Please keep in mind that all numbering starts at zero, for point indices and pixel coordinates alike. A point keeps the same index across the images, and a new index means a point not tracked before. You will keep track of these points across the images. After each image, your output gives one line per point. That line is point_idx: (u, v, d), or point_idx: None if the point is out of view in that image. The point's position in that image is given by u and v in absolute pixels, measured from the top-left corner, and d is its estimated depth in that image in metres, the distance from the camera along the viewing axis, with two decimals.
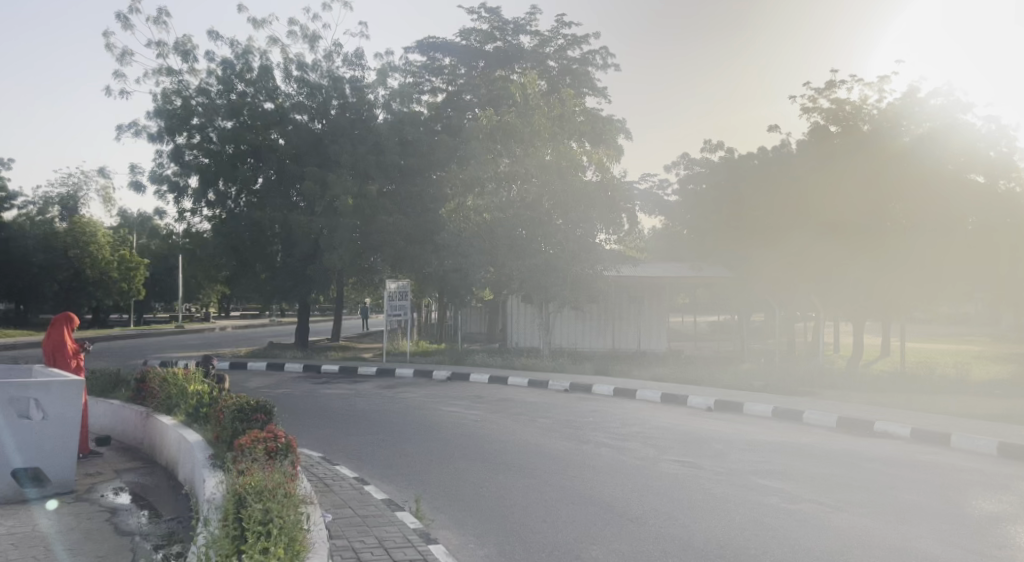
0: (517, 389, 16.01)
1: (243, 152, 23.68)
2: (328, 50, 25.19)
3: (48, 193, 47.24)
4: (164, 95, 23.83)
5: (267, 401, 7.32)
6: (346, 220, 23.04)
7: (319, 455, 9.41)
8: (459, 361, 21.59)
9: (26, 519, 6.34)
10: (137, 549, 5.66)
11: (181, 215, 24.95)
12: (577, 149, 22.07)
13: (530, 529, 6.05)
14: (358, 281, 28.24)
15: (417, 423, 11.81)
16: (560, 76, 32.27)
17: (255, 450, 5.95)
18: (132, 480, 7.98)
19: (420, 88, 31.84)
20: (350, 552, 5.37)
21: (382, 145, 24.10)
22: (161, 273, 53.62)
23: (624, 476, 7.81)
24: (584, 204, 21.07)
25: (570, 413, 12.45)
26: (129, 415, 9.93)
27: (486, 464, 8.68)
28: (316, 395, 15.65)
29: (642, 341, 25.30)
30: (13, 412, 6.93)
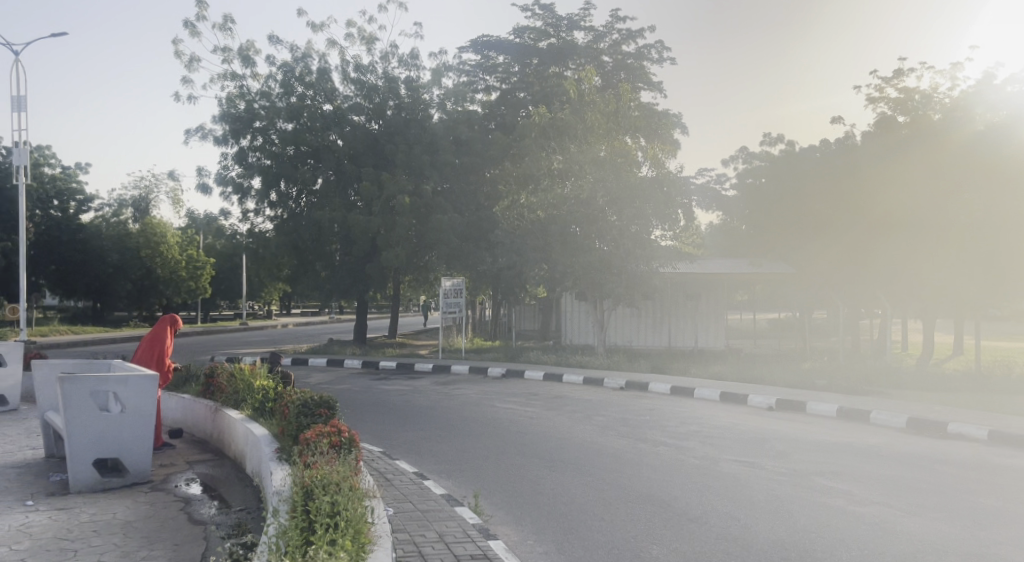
0: (573, 387, 15.99)
1: (303, 154, 24.34)
2: (384, 51, 25.63)
3: (122, 195, 49.17)
4: (229, 100, 24.58)
5: (330, 396, 7.50)
6: (403, 218, 23.39)
7: (379, 450, 9.59)
8: (514, 358, 21.66)
9: (104, 508, 6.63)
10: (210, 538, 5.89)
11: (245, 215, 25.66)
12: (633, 144, 21.91)
13: (588, 526, 6.07)
14: (414, 279, 28.63)
15: (473, 420, 11.91)
16: (614, 71, 32.12)
17: (320, 443, 6.13)
18: (203, 471, 8.30)
19: (474, 86, 32.08)
20: (411, 546, 5.49)
21: (437, 144, 24.45)
22: (226, 272, 55.19)
23: (684, 476, 7.74)
24: (640, 198, 20.60)
25: (628, 411, 12.40)
26: (198, 408, 10.31)
27: (543, 462, 8.71)
28: (374, 391, 15.91)
29: (699, 339, 24.93)
30: (94, 405, 7.25)
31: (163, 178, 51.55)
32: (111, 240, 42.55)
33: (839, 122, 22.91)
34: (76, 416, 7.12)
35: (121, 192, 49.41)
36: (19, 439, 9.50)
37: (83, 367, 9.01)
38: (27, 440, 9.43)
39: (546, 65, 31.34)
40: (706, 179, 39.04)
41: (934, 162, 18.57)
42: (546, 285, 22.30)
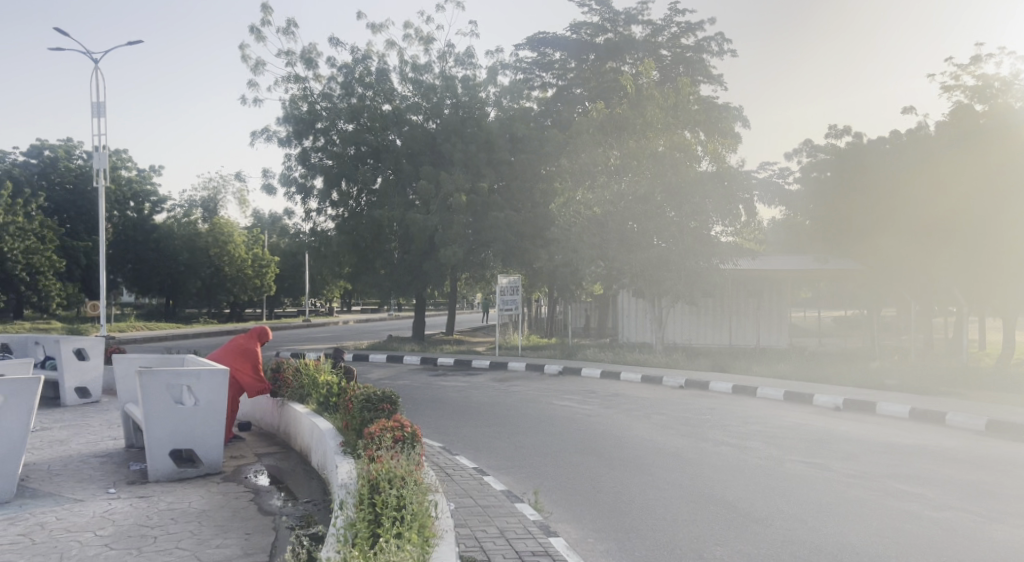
0: (632, 385, 15.88)
1: (364, 154, 24.87)
2: (441, 51, 25.84)
3: (192, 196, 50.94)
4: (292, 101, 25.05)
5: (393, 391, 7.63)
6: (460, 216, 23.56)
7: (439, 446, 9.72)
8: (571, 355, 21.67)
9: (179, 497, 6.89)
10: (278, 528, 6.07)
11: (307, 215, 26.24)
12: (692, 138, 21.60)
13: (650, 526, 6.05)
14: (471, 276, 28.83)
15: (533, 416, 11.94)
16: (673, 65, 31.65)
17: (383, 437, 6.27)
18: (271, 463, 8.56)
19: (530, 84, 32.05)
20: (473, 541, 5.55)
21: (493, 142, 24.65)
22: (290, 270, 56.58)
23: (747, 477, 7.63)
24: (700, 194, 20.30)
25: (690, 410, 12.25)
26: (267, 404, 10.59)
27: (603, 460, 8.69)
28: (433, 387, 16.08)
29: (761, 337, 24.41)
30: (170, 398, 7.56)
31: (230, 178, 53.11)
32: (181, 239, 44.11)
33: (911, 111, 22.09)
34: (154, 408, 7.43)
35: (191, 193, 51.12)
36: (100, 430, 9.94)
37: (160, 361, 9.39)
38: (108, 431, 9.86)
39: (603, 61, 31.10)
40: (769, 174, 38.27)
41: (1000, 157, 18.10)
42: (602, 282, 22.16)
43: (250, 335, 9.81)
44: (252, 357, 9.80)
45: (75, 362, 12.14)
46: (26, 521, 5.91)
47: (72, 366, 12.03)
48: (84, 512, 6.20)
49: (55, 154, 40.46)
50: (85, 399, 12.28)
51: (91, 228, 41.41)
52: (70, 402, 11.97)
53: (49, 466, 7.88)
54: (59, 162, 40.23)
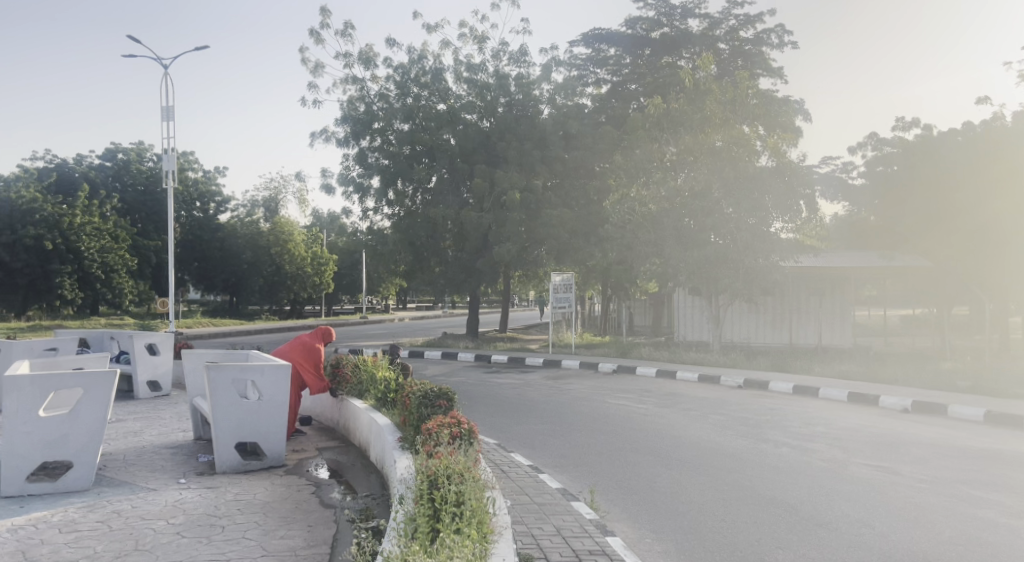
0: (689, 384, 15.70)
1: (418, 153, 25.08)
2: (495, 50, 25.88)
3: (254, 196, 52.33)
4: (349, 102, 25.46)
5: (450, 388, 7.67)
6: (512, 213, 23.63)
7: (495, 443, 9.77)
8: (626, 353, 21.55)
9: (245, 488, 7.10)
10: (339, 521, 6.20)
11: (364, 214, 26.66)
12: (752, 132, 21.17)
13: (709, 527, 5.98)
14: (524, 274, 28.92)
15: (587, 415, 11.90)
16: (732, 58, 31.05)
17: (441, 433, 6.33)
18: (331, 457, 8.74)
19: (584, 80, 31.69)
20: (530, 539, 5.57)
21: (547, 139, 24.67)
22: (347, 267, 57.52)
23: (809, 480, 7.46)
24: (758, 190, 19.89)
25: (749, 411, 12.03)
26: (327, 399, 10.82)
27: (659, 460, 8.61)
28: (487, 384, 16.17)
29: (823, 337, 23.82)
30: (236, 392, 7.78)
31: (290, 179, 54.31)
32: (245, 238, 45.33)
33: (984, 101, 21.20)
34: (221, 401, 7.67)
35: (254, 193, 52.49)
36: (171, 422, 10.31)
37: (226, 356, 9.67)
38: (178, 423, 10.23)
39: (659, 55, 30.72)
40: (831, 168, 37.27)
41: None
42: (657, 280, 21.86)
43: (315, 335, 9.99)
44: (316, 355, 10.01)
45: (147, 356, 12.62)
46: (104, 508, 6.17)
47: (145, 360, 12.51)
48: (157, 501, 6.45)
49: (128, 157, 42.07)
50: (157, 392, 12.75)
51: (161, 228, 42.98)
52: (142, 395, 12.45)
53: (125, 456, 8.21)
54: (131, 165, 41.85)
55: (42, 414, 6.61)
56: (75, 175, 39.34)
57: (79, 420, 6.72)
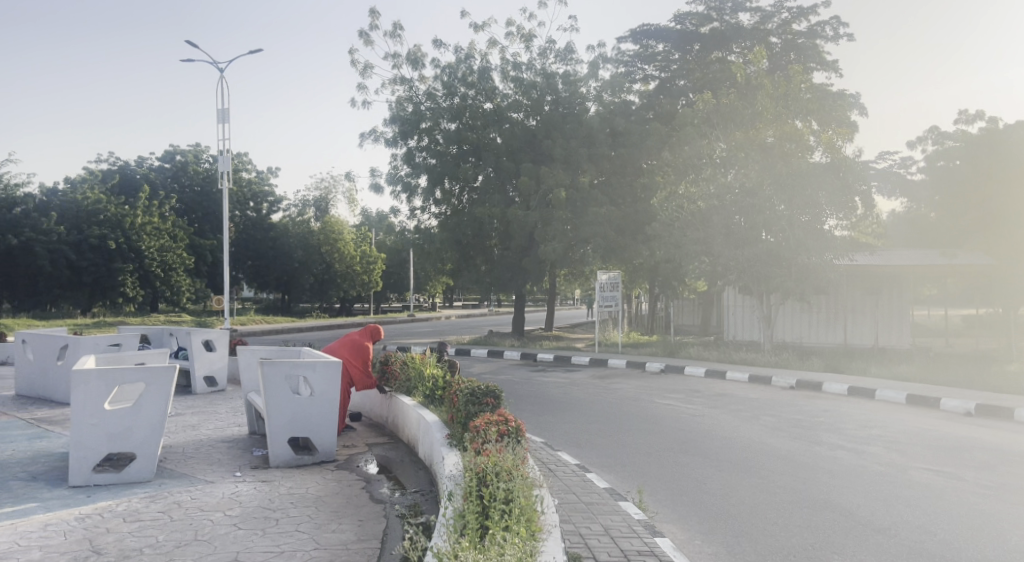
0: (739, 384, 15.46)
1: (465, 152, 25.17)
2: (542, 48, 25.84)
3: (305, 196, 53.31)
4: (398, 103, 25.73)
5: (497, 386, 7.70)
6: (559, 212, 23.55)
7: (542, 441, 9.77)
8: (674, 352, 21.33)
9: (298, 482, 7.25)
10: (389, 516, 6.29)
11: (412, 213, 26.92)
12: (805, 127, 20.70)
13: (761, 530, 5.89)
14: (570, 272, 28.86)
15: (634, 415, 11.81)
16: (784, 52, 30.45)
17: (488, 431, 6.36)
18: (380, 453, 8.86)
19: (632, 77, 31.42)
20: (578, 538, 5.57)
21: (594, 137, 24.57)
22: (394, 266, 58.13)
23: (864, 483, 7.30)
24: (813, 185, 19.23)
25: (801, 412, 11.79)
26: (376, 396, 10.97)
27: (708, 460, 8.51)
28: (533, 382, 16.18)
29: (880, 337, 23.20)
30: (289, 388, 7.94)
31: (340, 179, 55.15)
32: (296, 237, 46.23)
33: None
34: (274, 396, 7.84)
35: (305, 193, 53.50)
36: (226, 417, 10.57)
37: (279, 352, 9.88)
38: (233, 417, 10.49)
39: (708, 51, 30.33)
40: (888, 164, 36.31)
41: None
42: (706, 278, 21.60)
43: (365, 332, 10.15)
44: (364, 352, 10.12)
45: (204, 352, 12.96)
46: (165, 499, 6.36)
47: (202, 355, 12.86)
48: (215, 493, 6.62)
49: (186, 159, 43.35)
50: (213, 387, 13.07)
51: (216, 228, 44.14)
52: (199, 390, 12.78)
53: (184, 448, 8.46)
54: (189, 166, 43.08)
55: (108, 407, 6.85)
56: (136, 176, 40.73)
57: (142, 413, 6.96)
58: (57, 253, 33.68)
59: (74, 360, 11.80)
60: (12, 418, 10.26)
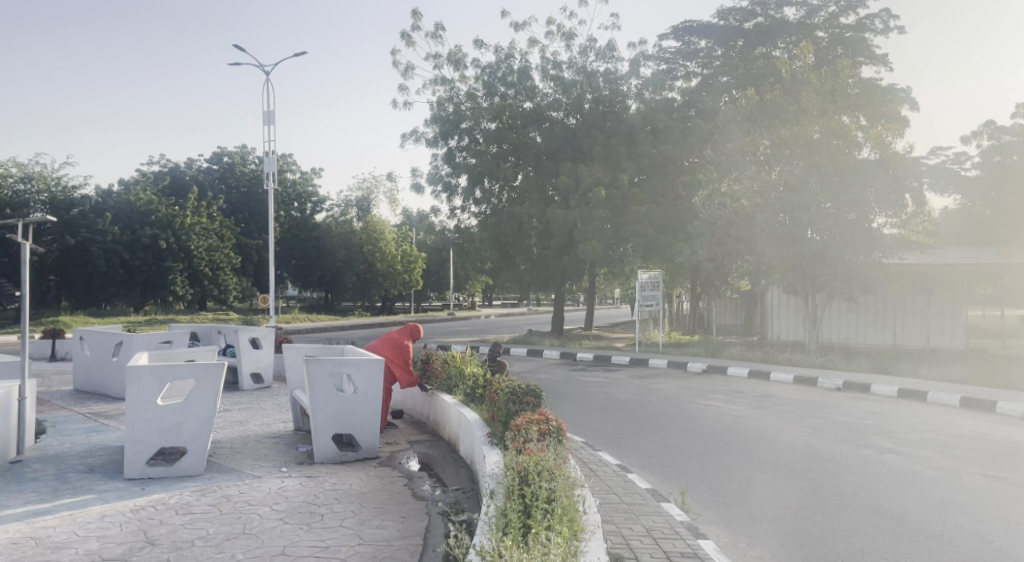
0: (783, 385, 15.21)
1: (505, 151, 25.23)
2: (582, 46, 25.73)
3: (348, 196, 53.98)
4: (439, 103, 25.94)
5: (537, 385, 7.68)
6: (599, 210, 23.45)
7: (583, 441, 9.73)
8: (717, 352, 21.08)
9: (343, 478, 7.34)
10: (431, 513, 6.33)
11: (453, 212, 27.06)
12: (853, 124, 20.25)
13: (808, 534, 5.78)
14: (611, 272, 28.70)
15: (676, 415, 11.70)
16: (831, 47, 29.85)
17: (529, 430, 6.37)
18: (422, 450, 8.94)
19: (674, 74, 31.15)
20: (619, 538, 5.54)
21: (634, 134, 24.38)
22: (435, 265, 58.47)
23: (916, 488, 7.12)
24: (860, 182, 18.80)
25: (848, 414, 11.55)
26: (417, 394, 11.06)
27: (753, 463, 8.38)
28: (573, 382, 16.15)
29: (931, 338, 22.58)
30: (332, 385, 8.03)
31: (382, 179, 55.69)
32: (339, 237, 46.84)
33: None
34: (318, 393, 7.94)
35: (347, 193, 54.18)
36: (272, 413, 10.76)
37: (323, 350, 10.02)
38: (279, 414, 10.67)
39: (752, 46, 29.81)
40: (940, 160, 35.29)
41: None
42: (750, 277, 21.28)
43: (405, 331, 10.19)
44: (404, 349, 10.19)
45: (251, 349, 13.21)
46: (215, 493, 6.50)
47: (248, 352, 13.10)
48: (262, 488, 6.75)
49: (233, 160, 44.24)
50: (259, 384, 13.33)
51: (262, 227, 44.98)
52: (246, 386, 13.04)
53: (232, 444, 8.64)
54: (235, 168, 43.94)
55: (160, 403, 7.03)
56: (186, 178, 41.71)
57: (193, 409, 7.12)
58: (112, 253, 34.47)
59: (128, 357, 12.14)
60: (70, 412, 10.60)
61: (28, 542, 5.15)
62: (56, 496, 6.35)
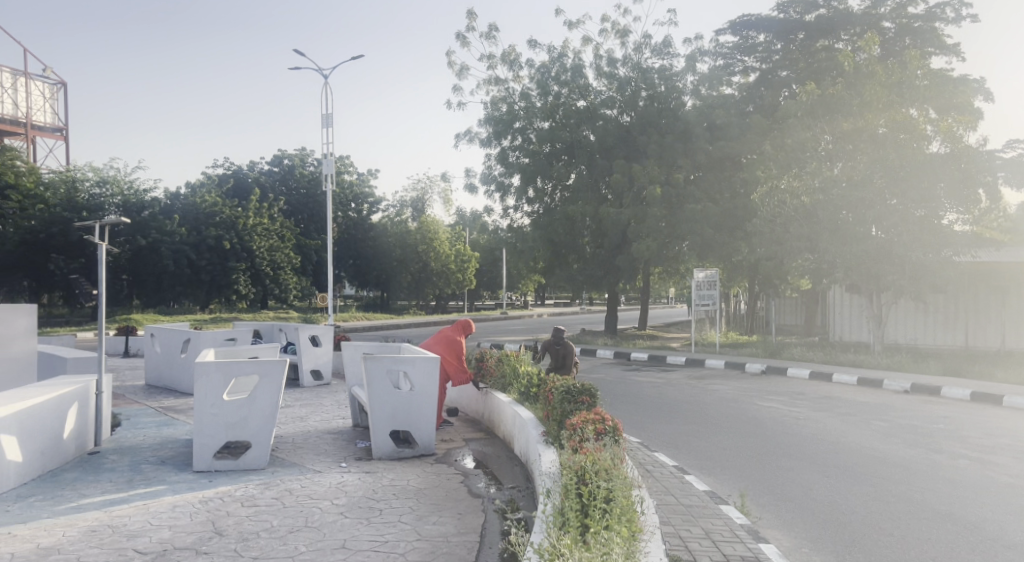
0: (846, 387, 14.80)
1: (558, 150, 25.13)
2: (637, 43, 25.47)
3: (403, 196, 54.64)
4: (493, 103, 26.05)
5: (592, 384, 7.61)
6: (654, 209, 23.19)
7: (638, 442, 9.60)
8: (776, 353, 20.61)
9: (400, 474, 7.42)
10: (487, 510, 6.35)
11: (506, 212, 27.10)
12: (921, 117, 19.43)
13: (875, 541, 5.60)
14: (665, 270, 28.34)
15: (734, 416, 11.50)
16: (898, 38, 28.90)
17: (585, 429, 6.32)
18: (477, 448, 8.98)
19: (732, 69, 30.59)
20: (677, 540, 5.46)
21: (690, 131, 24.02)
22: (488, 264, 58.73)
23: (991, 495, 6.83)
24: (928, 178, 18.05)
25: (916, 418, 11.15)
26: (471, 392, 11.12)
27: (816, 465, 8.16)
28: (628, 381, 15.99)
29: (1008, 340, 21.27)
30: (389, 382, 8.12)
31: (436, 179, 56.15)
32: (394, 237, 47.47)
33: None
34: (376, 390, 8.04)
35: (403, 193, 54.83)
36: (332, 409, 10.95)
37: (380, 348, 10.14)
38: (338, 410, 10.85)
39: (814, 39, 29.04)
40: (1015, 154, 33.83)
41: None
42: (811, 277, 20.79)
43: (456, 328, 10.11)
44: (457, 345, 10.23)
45: (311, 346, 13.46)
46: (279, 486, 6.65)
47: (308, 350, 13.34)
48: (322, 482, 6.87)
49: (292, 162, 45.22)
50: (319, 381, 13.58)
51: (321, 228, 45.88)
52: (306, 383, 13.30)
53: (294, 439, 8.82)
54: (295, 170, 44.89)
55: (227, 398, 7.21)
56: (248, 180, 42.84)
57: (257, 404, 7.27)
58: (179, 253, 35.39)
59: (195, 354, 12.49)
60: (142, 406, 10.98)
61: (105, 530, 5.34)
62: (130, 486, 6.57)
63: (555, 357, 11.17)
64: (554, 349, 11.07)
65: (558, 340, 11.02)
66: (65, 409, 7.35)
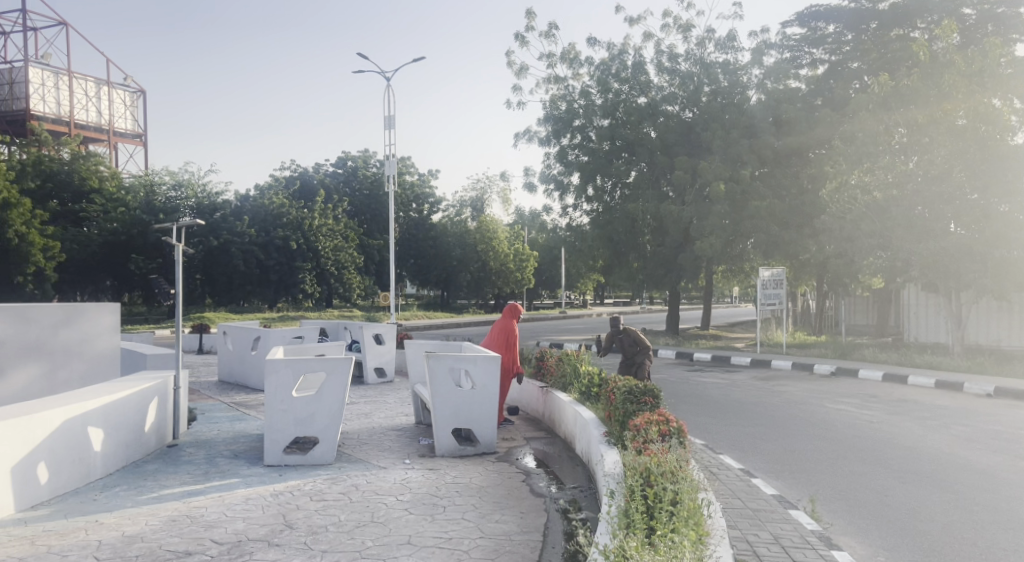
0: (922, 390, 14.22)
1: (618, 148, 24.87)
2: (700, 38, 25.04)
3: (463, 196, 55.01)
4: (552, 102, 25.92)
5: (655, 385, 7.50)
6: (717, 206, 22.70)
7: (702, 444, 9.40)
8: (846, 354, 19.93)
9: (462, 472, 7.44)
10: (549, 510, 6.30)
11: (565, 211, 26.98)
12: (1004, 106, 18.54)
13: (957, 551, 5.34)
14: (728, 269, 27.77)
15: (803, 419, 11.16)
16: (978, 25, 27.65)
17: (649, 431, 6.22)
18: (538, 447, 8.95)
19: (798, 62, 29.83)
20: (745, 545, 5.31)
21: (756, 127, 23.54)
22: (547, 263, 58.62)
23: None
24: (1014, 170, 17.14)
25: (999, 423, 10.62)
26: (530, 391, 11.10)
27: (891, 471, 7.84)
28: (691, 382, 15.73)
29: None
30: (451, 381, 8.17)
31: (496, 179, 56.36)
32: (454, 237, 47.88)
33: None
34: (438, 388, 8.09)
35: (462, 193, 55.25)
36: (395, 406, 11.07)
37: (441, 347, 10.14)
38: (402, 407, 10.96)
39: (887, 29, 27.99)
40: None
41: None
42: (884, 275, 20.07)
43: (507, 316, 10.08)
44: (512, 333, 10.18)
45: (374, 345, 13.63)
46: (346, 482, 6.75)
47: (372, 347, 13.52)
48: (386, 478, 6.94)
49: (356, 164, 46.03)
50: (382, 379, 13.76)
51: (383, 228, 46.59)
52: (369, 380, 13.49)
53: (359, 435, 8.95)
54: (358, 171, 45.69)
55: (295, 395, 7.37)
56: (314, 182, 43.76)
57: (324, 400, 7.40)
58: (249, 253, 36.45)
59: (263, 351, 12.79)
60: (215, 402, 11.31)
61: (184, 520, 5.51)
62: (205, 478, 6.78)
63: (623, 345, 10.98)
64: (619, 338, 10.87)
65: (620, 329, 10.84)
66: (145, 403, 7.63)
